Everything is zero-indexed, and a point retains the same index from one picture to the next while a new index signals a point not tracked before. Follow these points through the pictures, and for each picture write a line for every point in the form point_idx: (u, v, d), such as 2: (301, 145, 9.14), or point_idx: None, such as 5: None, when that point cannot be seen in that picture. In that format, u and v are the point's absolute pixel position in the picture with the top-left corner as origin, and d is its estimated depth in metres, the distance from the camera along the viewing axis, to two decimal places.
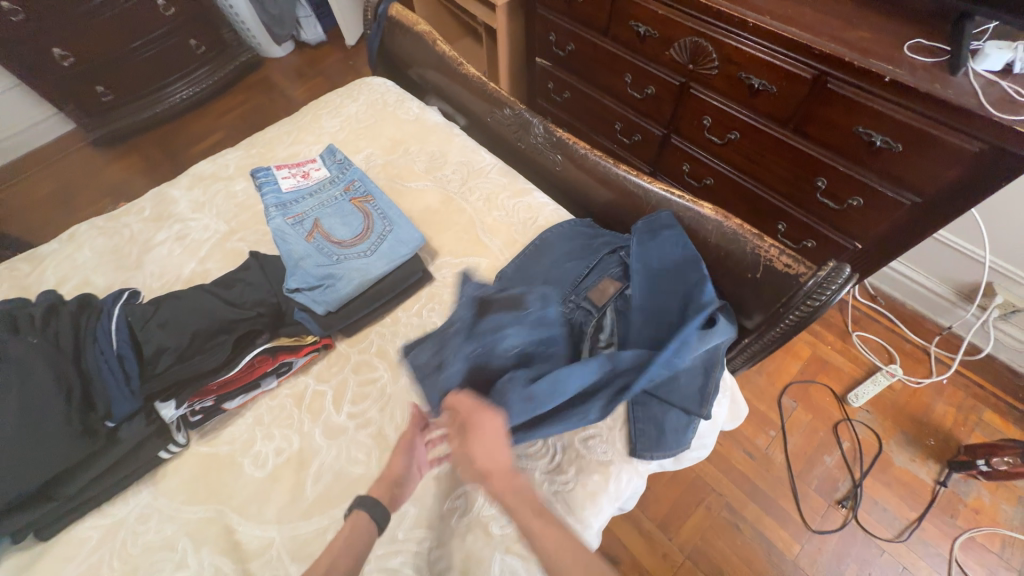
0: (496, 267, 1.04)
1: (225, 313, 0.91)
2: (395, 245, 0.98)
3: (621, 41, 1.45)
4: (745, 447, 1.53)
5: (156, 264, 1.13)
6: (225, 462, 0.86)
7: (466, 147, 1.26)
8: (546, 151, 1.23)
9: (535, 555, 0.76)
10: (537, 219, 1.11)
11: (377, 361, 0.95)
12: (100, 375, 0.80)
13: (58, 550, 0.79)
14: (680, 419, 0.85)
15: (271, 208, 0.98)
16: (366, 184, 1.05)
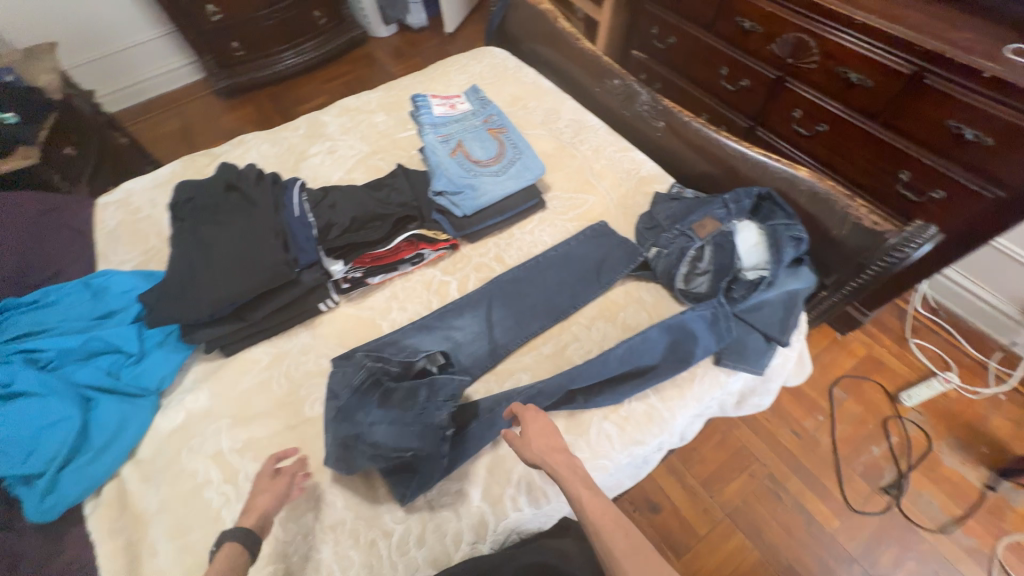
0: (602, 204, 1.19)
1: (379, 205, 1.08)
2: (523, 170, 1.14)
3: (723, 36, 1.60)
4: (792, 427, 1.58)
5: (310, 169, 1.33)
6: (368, 322, 1.03)
7: (578, 108, 1.42)
8: (650, 118, 1.37)
9: (629, 426, 0.89)
10: (639, 170, 1.26)
11: (495, 264, 1.11)
12: (293, 230, 1.00)
13: (238, 363, 0.97)
14: (760, 343, 0.97)
15: (426, 127, 1.19)
16: (501, 119, 1.23)
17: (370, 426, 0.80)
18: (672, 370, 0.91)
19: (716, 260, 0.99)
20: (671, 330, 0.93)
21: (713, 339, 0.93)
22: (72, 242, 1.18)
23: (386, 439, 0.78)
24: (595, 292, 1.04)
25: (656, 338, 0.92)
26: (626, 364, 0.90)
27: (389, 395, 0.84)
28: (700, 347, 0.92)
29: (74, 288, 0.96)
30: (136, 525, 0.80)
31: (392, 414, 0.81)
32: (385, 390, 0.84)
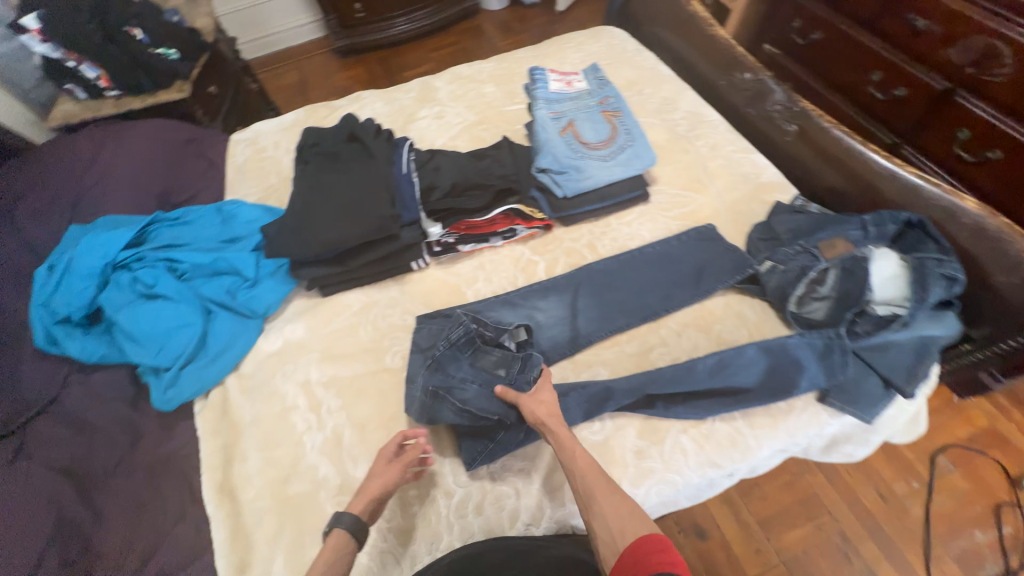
0: (712, 206, 1.10)
1: (479, 174, 1.08)
2: (633, 158, 1.08)
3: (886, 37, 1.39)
4: (877, 486, 1.39)
5: (416, 131, 1.36)
6: (453, 287, 1.04)
7: (697, 100, 1.32)
8: (780, 121, 1.23)
9: (708, 445, 0.83)
10: (760, 176, 1.15)
11: (586, 251, 1.07)
12: (400, 186, 1.03)
13: (332, 304, 1.03)
14: (877, 388, 0.85)
15: (540, 101, 1.17)
16: (618, 102, 1.17)
17: (460, 382, 0.84)
18: (765, 399, 0.84)
19: (842, 286, 0.88)
20: (771, 354, 0.86)
21: (823, 373, 0.83)
22: (207, 171, 1.31)
23: (475, 399, 0.81)
24: (691, 298, 0.97)
25: (751, 358, 0.86)
26: (719, 381, 0.84)
27: (480, 357, 0.89)
28: (804, 378, 0.83)
29: (212, 212, 1.08)
30: (231, 431, 0.87)
31: (480, 376, 0.85)
32: (477, 350, 0.89)
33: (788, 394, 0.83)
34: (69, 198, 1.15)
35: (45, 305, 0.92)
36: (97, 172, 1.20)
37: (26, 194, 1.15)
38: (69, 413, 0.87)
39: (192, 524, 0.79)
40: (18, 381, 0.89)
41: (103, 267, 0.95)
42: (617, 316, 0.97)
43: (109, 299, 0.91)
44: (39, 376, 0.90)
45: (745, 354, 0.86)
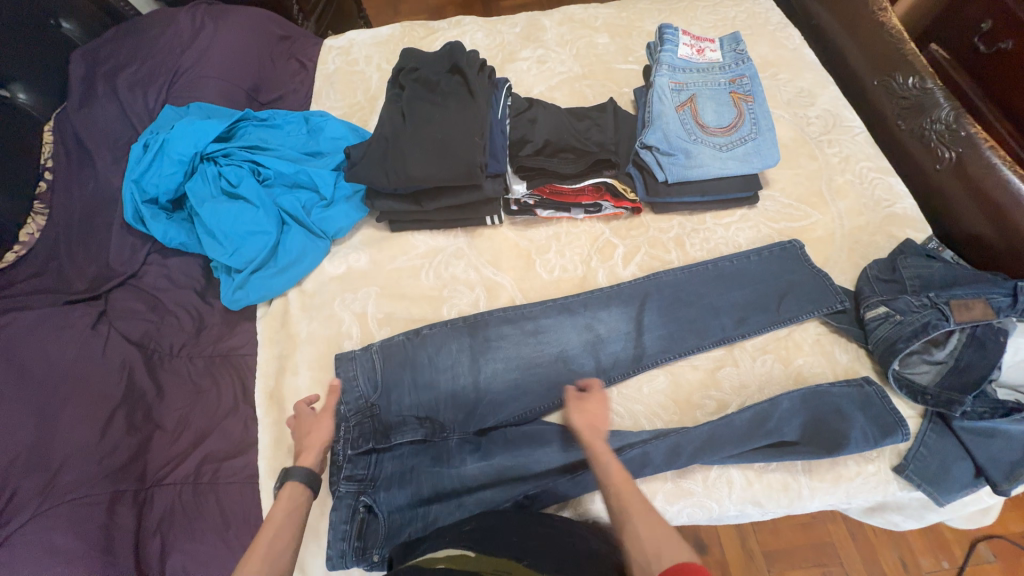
0: (827, 228, 0.97)
1: (577, 137, 0.98)
2: (753, 154, 0.95)
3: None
4: (901, 554, 1.31)
5: (513, 72, 1.24)
6: (523, 252, 0.99)
7: (841, 99, 1.13)
8: (936, 144, 1.04)
9: (757, 484, 0.78)
10: (893, 205, 0.99)
11: (671, 246, 0.98)
12: (492, 132, 0.95)
13: (398, 242, 1.00)
14: (964, 474, 0.76)
15: (662, 66, 1.03)
16: (751, 85, 1.02)
17: (394, 402, 0.82)
18: (816, 453, 0.75)
19: (964, 357, 0.78)
20: (809, 405, 0.79)
21: (872, 423, 0.76)
22: (297, 74, 1.27)
23: (398, 416, 0.82)
24: (773, 322, 0.88)
25: (788, 411, 0.78)
26: (762, 438, 0.76)
27: (417, 385, 0.83)
28: (853, 427, 0.76)
29: (299, 121, 1.06)
30: (287, 342, 0.90)
31: (416, 412, 0.83)
32: (418, 377, 0.84)
33: (841, 448, 0.75)
34: (165, 77, 1.15)
35: (137, 182, 0.94)
36: (193, 54, 1.18)
37: (127, 63, 1.15)
38: (147, 291, 0.92)
39: (241, 419, 0.84)
40: (106, 250, 0.93)
41: (193, 155, 0.96)
42: (691, 327, 0.89)
43: (193, 189, 0.94)
44: (124, 249, 0.94)
45: (782, 402, 0.79)
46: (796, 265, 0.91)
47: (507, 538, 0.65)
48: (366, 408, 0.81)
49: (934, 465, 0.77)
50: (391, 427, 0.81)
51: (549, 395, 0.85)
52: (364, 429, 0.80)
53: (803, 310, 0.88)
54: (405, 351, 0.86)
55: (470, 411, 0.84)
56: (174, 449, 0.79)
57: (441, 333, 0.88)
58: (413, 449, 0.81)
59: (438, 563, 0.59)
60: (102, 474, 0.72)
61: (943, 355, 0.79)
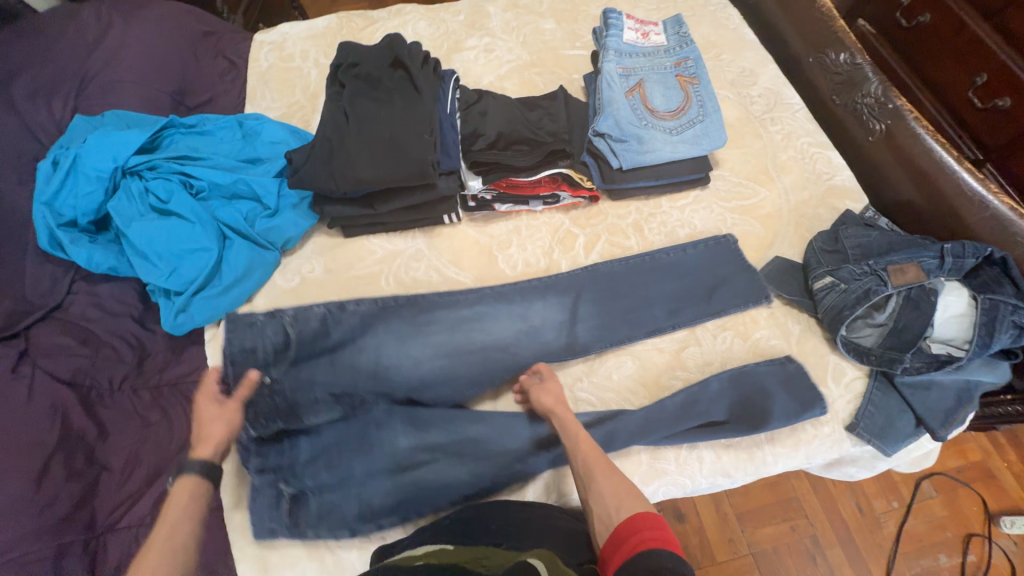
0: (775, 204, 1.01)
1: (529, 128, 0.97)
2: (701, 136, 0.97)
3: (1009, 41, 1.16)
4: (857, 499, 1.42)
5: (460, 62, 1.20)
6: (484, 249, 0.97)
7: (780, 77, 1.17)
8: (868, 117, 1.09)
9: (726, 456, 0.81)
10: (833, 177, 1.04)
11: (630, 232, 0.99)
12: (443, 128, 0.92)
13: (354, 248, 0.96)
14: (908, 425, 0.82)
15: (609, 52, 1.03)
16: (696, 67, 1.03)
17: (306, 389, 0.80)
18: (742, 430, 0.80)
19: (902, 317, 0.83)
20: (737, 384, 0.83)
21: (792, 399, 0.82)
22: (226, 73, 1.18)
23: (310, 401, 0.79)
24: (732, 299, 0.91)
25: (717, 392, 0.82)
26: (694, 420, 0.80)
27: (332, 368, 0.81)
28: (776, 404, 0.81)
29: (233, 125, 0.98)
30: (241, 364, 0.84)
31: (330, 393, 0.80)
32: (332, 360, 0.82)
33: (765, 424, 0.79)
34: (73, 83, 1.03)
35: (50, 205, 0.85)
36: (104, 57, 1.07)
37: (23, 69, 1.03)
38: (75, 323, 0.84)
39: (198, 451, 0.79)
40: (20, 281, 0.84)
41: (113, 170, 0.88)
42: (653, 310, 0.91)
43: (117, 208, 0.86)
44: (43, 280, 0.85)
45: (710, 384, 0.82)
46: (727, 253, 0.94)
47: (487, 529, 0.66)
48: (268, 390, 0.79)
49: (884, 424, 0.82)
50: (306, 406, 0.79)
51: (481, 376, 0.85)
52: (272, 417, 0.78)
53: (755, 286, 0.91)
54: (320, 334, 0.83)
55: (388, 392, 0.82)
56: (124, 490, 0.73)
57: (366, 316, 0.86)
58: (335, 430, 0.79)
59: (418, 559, 0.59)
60: (41, 529, 0.66)
61: (882, 319, 0.85)
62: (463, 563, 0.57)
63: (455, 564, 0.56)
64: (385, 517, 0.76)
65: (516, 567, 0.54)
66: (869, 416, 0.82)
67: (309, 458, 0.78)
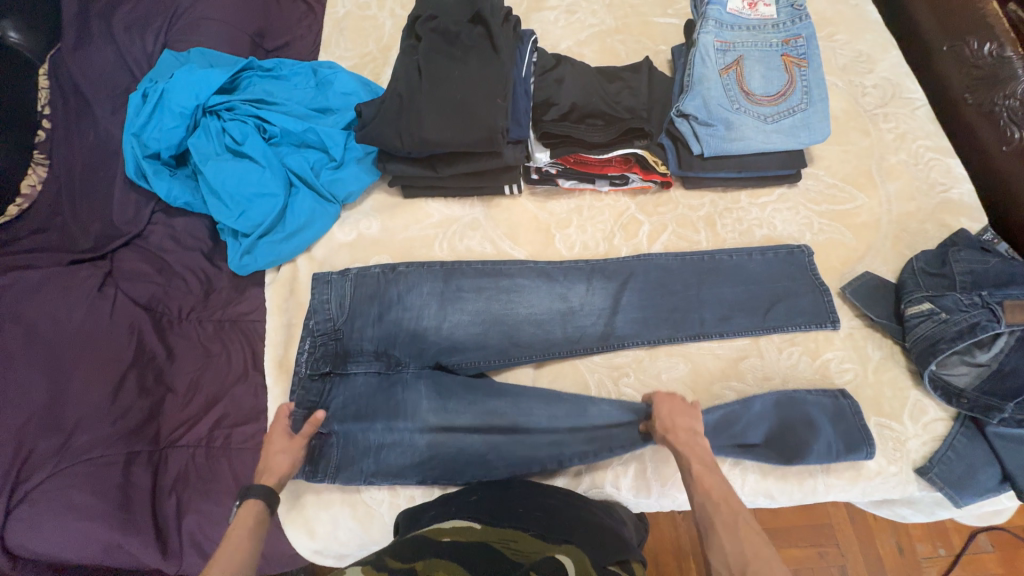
0: (873, 212, 0.89)
1: (606, 101, 0.91)
2: (800, 127, 0.86)
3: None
4: (900, 538, 1.33)
5: (539, 23, 1.13)
6: (541, 226, 0.94)
7: (903, 67, 1.01)
8: (1006, 122, 0.93)
9: (772, 476, 0.76)
10: (949, 189, 0.90)
11: (701, 226, 0.91)
12: (516, 93, 0.88)
13: (411, 210, 0.95)
14: (989, 479, 0.74)
15: (707, 22, 0.92)
16: (807, 46, 0.91)
17: (359, 338, 0.83)
18: (774, 457, 0.74)
19: (1010, 361, 0.73)
20: (780, 410, 0.76)
21: (840, 440, 0.74)
22: (303, 18, 1.17)
23: (361, 349, 0.83)
24: (806, 315, 0.82)
25: (759, 414, 0.76)
26: (726, 441, 0.74)
27: (384, 320, 0.85)
28: (819, 440, 0.74)
29: (307, 72, 0.98)
30: (296, 311, 0.88)
31: (377, 342, 0.84)
32: (384, 312, 0.85)
33: (800, 457, 0.73)
34: (164, 18, 1.06)
35: (137, 136, 0.89)
36: None
37: None
38: (153, 252, 0.89)
39: (251, 387, 0.83)
40: (108, 207, 0.90)
41: (194, 108, 0.90)
42: (715, 314, 0.84)
43: (196, 145, 0.89)
44: (127, 208, 0.90)
45: (754, 404, 0.76)
46: (794, 272, 0.85)
47: (513, 511, 0.66)
48: (331, 331, 0.84)
49: (960, 475, 0.74)
50: (349, 353, 0.83)
51: (514, 348, 0.84)
52: (324, 359, 0.82)
53: (829, 302, 0.83)
54: (380, 288, 0.87)
55: (424, 353, 0.84)
56: (185, 412, 0.79)
57: (416, 275, 0.88)
58: (368, 380, 0.82)
59: (445, 535, 0.59)
60: (115, 436, 0.73)
61: (985, 358, 0.74)
62: (490, 547, 0.57)
63: (477, 548, 0.56)
64: (404, 474, 0.77)
65: (544, 565, 0.53)
66: (949, 462, 0.74)
67: (342, 402, 0.80)
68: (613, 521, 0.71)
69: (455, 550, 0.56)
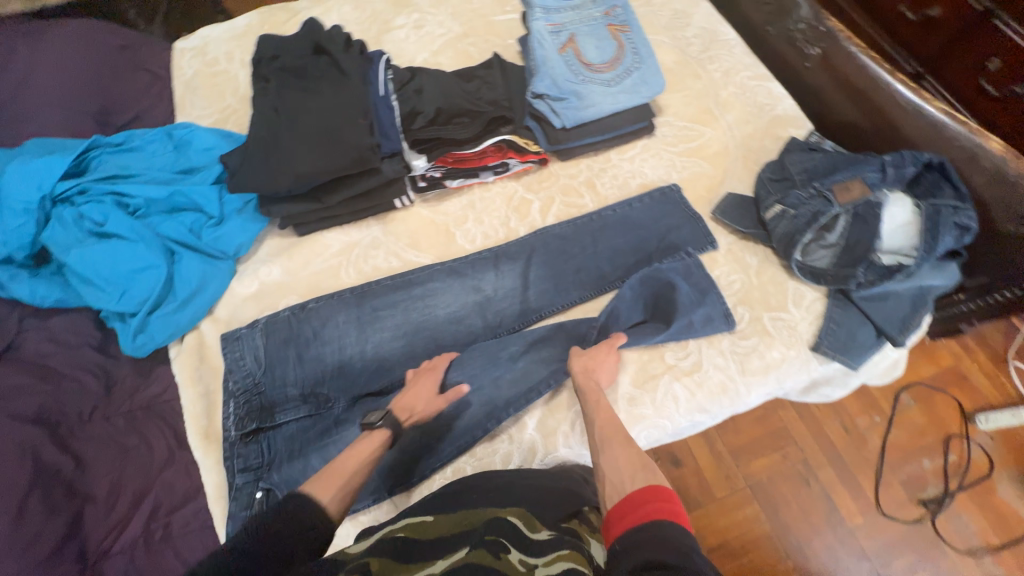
0: (721, 142, 1.01)
1: (468, 99, 0.96)
2: (639, 83, 0.97)
3: (926, 64, 1.31)
4: (843, 419, 1.48)
5: (393, 43, 1.17)
6: (441, 228, 0.97)
7: (714, 15, 1.16)
8: (803, 42, 1.10)
9: (700, 392, 0.82)
10: (775, 108, 1.04)
11: (584, 191, 0.99)
12: (378, 110, 0.91)
13: (309, 246, 0.95)
14: (869, 337, 0.85)
15: (535, 10, 1.00)
16: (624, 14, 1.02)
17: (282, 384, 0.82)
18: (659, 325, 0.83)
19: (852, 235, 0.85)
20: (646, 285, 0.86)
21: (695, 288, 0.85)
22: (150, 87, 1.13)
23: (287, 396, 0.82)
24: (690, 244, 0.91)
25: (630, 296, 0.85)
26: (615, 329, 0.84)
27: (303, 359, 0.84)
28: (681, 292, 0.84)
29: (162, 137, 0.95)
30: (212, 377, 0.84)
31: (303, 383, 0.83)
32: (301, 351, 0.84)
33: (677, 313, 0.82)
34: None
35: None
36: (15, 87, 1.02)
37: None
38: (28, 361, 0.81)
39: (181, 467, 0.79)
40: None
41: (41, 200, 0.84)
42: (614, 264, 0.91)
43: (52, 237, 0.82)
44: None
45: (625, 290, 0.84)
46: (654, 200, 0.95)
47: (468, 499, 0.68)
48: (252, 386, 0.82)
49: (846, 341, 0.84)
50: (275, 404, 0.81)
51: (442, 350, 0.86)
52: (250, 416, 0.80)
53: (702, 227, 0.92)
54: (292, 330, 0.85)
55: (354, 380, 0.84)
56: (112, 516, 0.72)
57: (327, 307, 0.88)
58: (300, 425, 0.80)
59: (399, 531, 0.61)
60: (29, 569, 0.64)
61: (836, 239, 0.87)
62: (444, 535, 0.59)
63: (427, 543, 0.58)
64: (361, 499, 0.76)
65: (499, 526, 0.58)
66: (833, 332, 0.85)
67: (278, 454, 0.78)
68: (569, 483, 0.73)
69: (404, 545, 0.57)
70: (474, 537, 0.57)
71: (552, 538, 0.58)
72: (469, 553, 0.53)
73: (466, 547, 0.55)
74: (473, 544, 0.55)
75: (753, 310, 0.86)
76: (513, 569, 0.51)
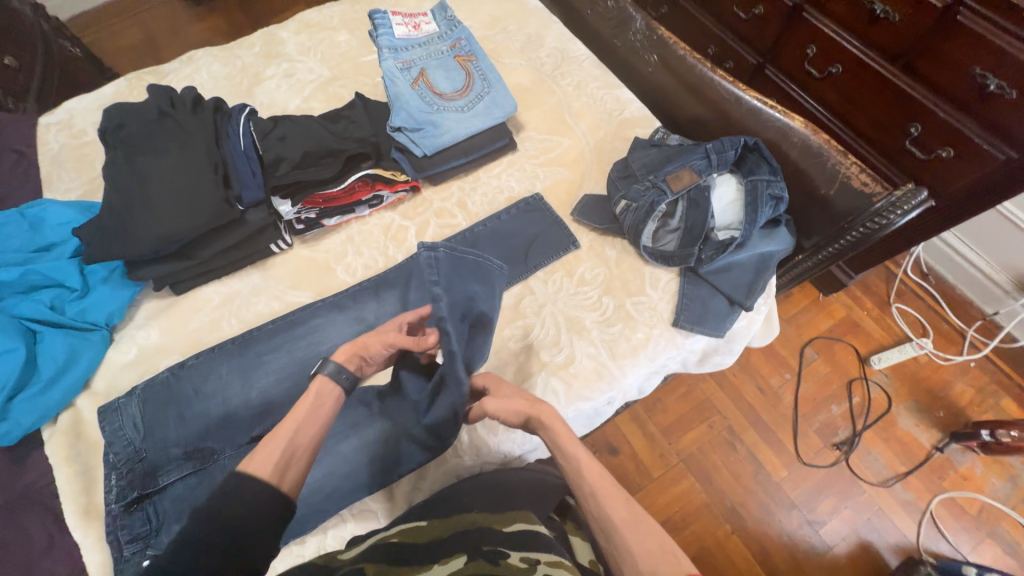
0: (577, 149, 1.10)
1: (334, 139, 1.00)
2: (491, 106, 1.05)
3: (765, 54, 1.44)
4: (757, 382, 1.59)
5: (265, 95, 1.20)
6: (320, 265, 0.99)
7: (564, 34, 1.26)
8: (643, 51, 1.21)
9: (576, 382, 0.87)
10: (623, 112, 1.14)
11: (456, 211, 1.04)
12: (237, 162, 0.94)
13: (187, 303, 0.95)
14: (722, 305, 0.93)
15: (384, 50, 1.07)
16: (470, 45, 1.11)
17: (163, 447, 0.81)
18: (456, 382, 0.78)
19: (689, 217, 0.95)
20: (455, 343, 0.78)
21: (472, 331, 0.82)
22: (15, 166, 1.10)
23: (170, 457, 0.81)
24: (555, 247, 0.99)
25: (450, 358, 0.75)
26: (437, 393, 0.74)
27: (186, 416, 0.83)
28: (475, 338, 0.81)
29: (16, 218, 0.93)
30: (91, 452, 0.82)
31: (187, 440, 0.82)
32: (183, 409, 0.84)
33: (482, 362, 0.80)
34: None
35: None
36: None
37: None
38: None
39: (62, 552, 0.75)
40: None
41: None
42: None
43: None
44: None
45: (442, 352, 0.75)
46: (520, 212, 1.02)
47: (458, 502, 0.78)
48: (133, 455, 0.80)
49: (702, 313, 0.93)
50: (158, 467, 0.80)
51: None
52: (132, 484, 0.78)
53: (559, 230, 1.00)
54: (170, 391, 0.85)
55: (240, 429, 0.84)
56: None
57: (206, 362, 0.88)
58: (186, 484, 0.80)
59: (394, 537, 0.70)
60: None
61: (680, 224, 0.96)
62: (441, 538, 0.68)
63: (422, 547, 0.67)
64: None
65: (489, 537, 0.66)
66: (690, 307, 0.93)
67: (165, 518, 0.77)
68: (507, 482, 0.83)
69: (400, 551, 0.66)
70: (471, 545, 0.64)
71: (542, 538, 0.67)
72: (467, 563, 0.60)
73: (463, 555, 0.63)
74: (471, 554, 0.62)
75: (616, 299, 0.94)
76: (514, 567, 0.59)
